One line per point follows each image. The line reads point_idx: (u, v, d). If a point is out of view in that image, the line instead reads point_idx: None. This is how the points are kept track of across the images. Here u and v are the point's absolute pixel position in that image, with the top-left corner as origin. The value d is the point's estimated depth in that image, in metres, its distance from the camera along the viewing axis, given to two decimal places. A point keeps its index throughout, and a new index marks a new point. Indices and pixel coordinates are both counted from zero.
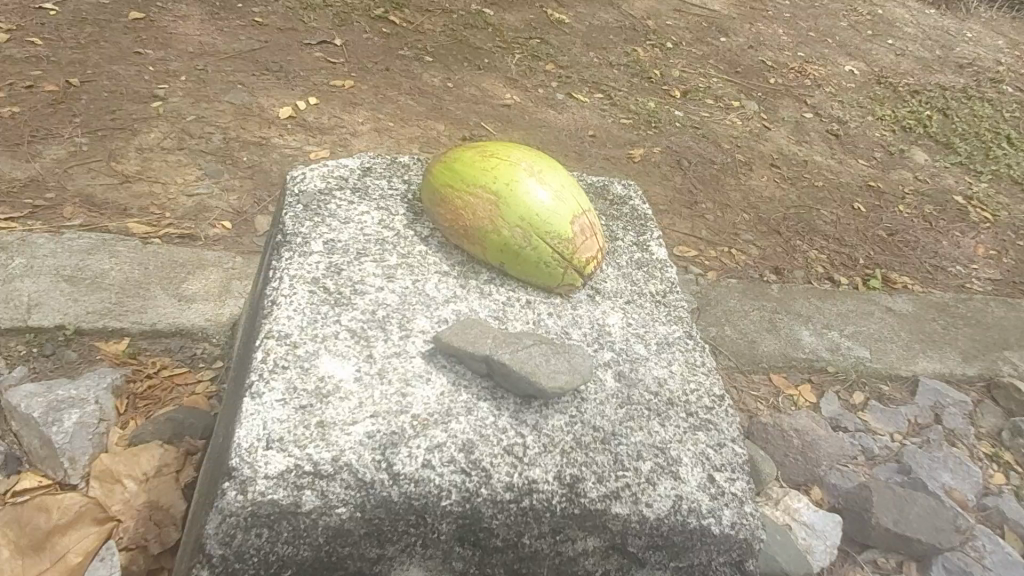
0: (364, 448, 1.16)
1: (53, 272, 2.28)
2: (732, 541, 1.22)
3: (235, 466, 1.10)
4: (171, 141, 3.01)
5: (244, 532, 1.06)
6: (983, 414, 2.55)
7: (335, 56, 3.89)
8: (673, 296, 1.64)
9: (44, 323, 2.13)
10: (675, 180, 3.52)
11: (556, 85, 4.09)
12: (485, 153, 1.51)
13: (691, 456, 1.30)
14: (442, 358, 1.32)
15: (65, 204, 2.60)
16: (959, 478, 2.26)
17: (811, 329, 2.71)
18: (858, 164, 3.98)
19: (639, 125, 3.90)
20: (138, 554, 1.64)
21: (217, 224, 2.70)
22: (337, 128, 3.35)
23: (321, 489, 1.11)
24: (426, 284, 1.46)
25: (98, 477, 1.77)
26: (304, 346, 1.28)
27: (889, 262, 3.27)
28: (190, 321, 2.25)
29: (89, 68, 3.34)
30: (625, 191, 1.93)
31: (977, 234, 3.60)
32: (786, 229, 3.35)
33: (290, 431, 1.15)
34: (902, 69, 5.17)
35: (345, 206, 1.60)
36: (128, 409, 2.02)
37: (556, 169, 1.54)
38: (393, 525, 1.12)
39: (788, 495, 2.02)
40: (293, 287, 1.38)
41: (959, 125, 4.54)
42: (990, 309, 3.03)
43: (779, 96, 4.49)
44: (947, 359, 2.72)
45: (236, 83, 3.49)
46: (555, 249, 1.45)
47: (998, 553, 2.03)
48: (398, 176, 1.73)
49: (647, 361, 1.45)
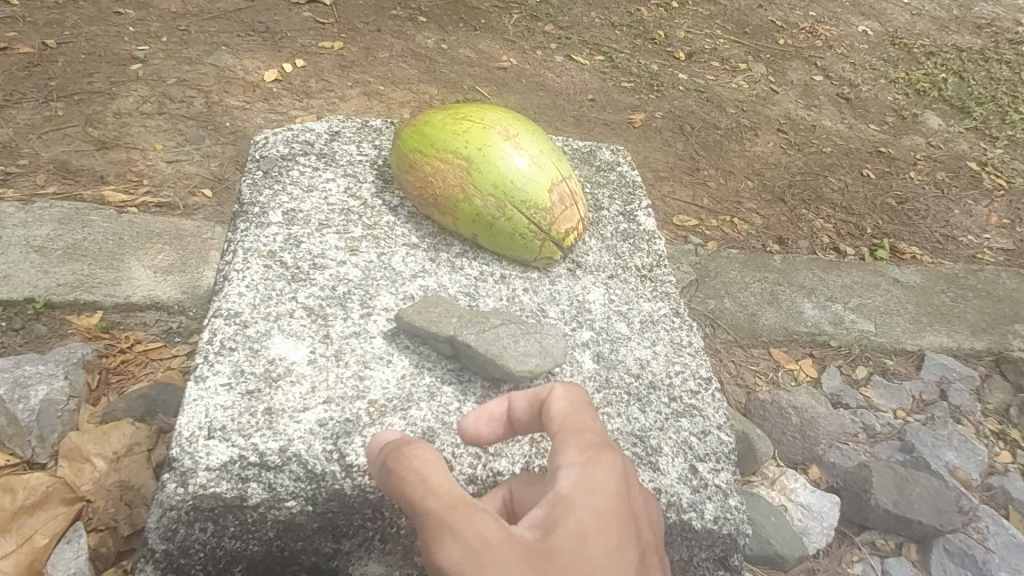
0: (315, 438, 1.07)
1: (23, 242, 2.19)
2: (715, 537, 1.15)
3: (174, 456, 1.02)
4: (150, 106, 2.89)
5: (187, 527, 1.00)
6: (990, 389, 2.44)
7: (324, 16, 3.73)
8: (660, 271, 1.53)
9: (12, 296, 2.04)
10: (677, 146, 3.37)
11: (556, 47, 3.91)
12: (456, 115, 1.39)
13: (672, 445, 1.21)
14: (405, 339, 1.23)
15: (40, 172, 2.49)
16: (964, 457, 2.16)
17: (814, 301, 2.60)
18: (868, 130, 3.82)
19: (640, 88, 3.73)
20: (108, 535, 1.51)
21: (197, 192, 2.59)
22: (325, 92, 3.21)
23: (267, 481, 1.03)
24: (393, 257, 1.37)
25: (65, 456, 1.64)
26: (254, 326, 1.19)
27: (897, 231, 3.13)
28: (166, 293, 2.15)
29: (66, 29, 3.20)
30: (614, 156, 1.81)
31: (991, 202, 3.45)
32: (791, 197, 3.21)
33: (233, 419, 1.06)
34: (918, 30, 4.94)
35: (309, 172, 1.50)
36: (100, 384, 1.92)
37: (534, 132, 1.42)
38: (347, 519, 1.05)
39: (785, 474, 1.92)
40: (246, 260, 1.28)
41: (975, 88, 4.34)
42: (1002, 281, 2.91)
43: (788, 57, 4.30)
44: (955, 333, 2.61)
45: (220, 45, 3.34)
46: (530, 221, 1.34)
47: (1002, 535, 1.95)
48: (368, 141, 1.63)
49: (631, 340, 1.36)
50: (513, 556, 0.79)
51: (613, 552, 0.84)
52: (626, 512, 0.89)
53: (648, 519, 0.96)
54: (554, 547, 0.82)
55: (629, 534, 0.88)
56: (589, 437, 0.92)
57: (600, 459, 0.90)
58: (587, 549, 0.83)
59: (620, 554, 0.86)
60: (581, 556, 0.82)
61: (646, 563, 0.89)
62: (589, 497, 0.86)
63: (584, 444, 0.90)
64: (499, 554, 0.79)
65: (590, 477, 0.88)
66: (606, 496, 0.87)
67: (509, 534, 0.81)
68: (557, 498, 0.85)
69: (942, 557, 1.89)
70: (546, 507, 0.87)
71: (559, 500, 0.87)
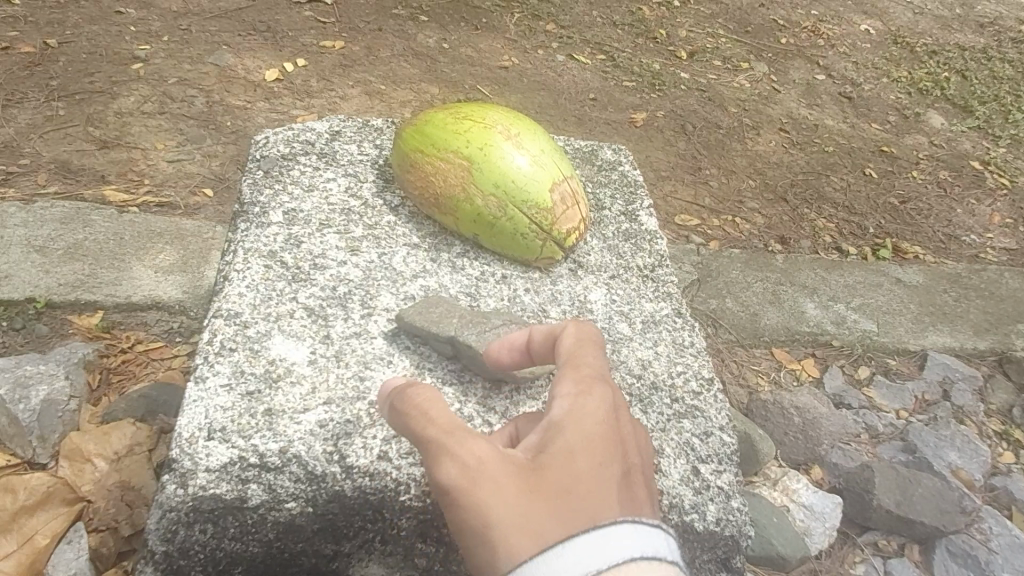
0: (315, 439, 1.07)
1: (24, 242, 2.19)
2: (717, 539, 1.14)
3: (174, 458, 1.01)
4: (151, 105, 2.89)
5: (187, 528, 0.99)
6: (993, 390, 2.44)
7: (325, 15, 3.72)
8: (662, 270, 1.52)
9: (13, 296, 2.04)
10: (679, 145, 3.37)
11: (557, 47, 3.90)
12: (457, 115, 1.39)
13: (674, 447, 1.21)
14: (405, 339, 1.23)
15: (40, 171, 2.49)
16: (967, 457, 2.15)
17: (816, 301, 2.59)
18: (870, 129, 3.81)
19: (642, 88, 3.72)
20: (109, 535, 1.50)
21: (197, 191, 2.58)
22: (326, 91, 3.21)
23: (267, 483, 1.03)
24: (394, 257, 1.37)
25: (66, 457, 1.64)
26: (254, 326, 1.18)
27: (900, 230, 3.13)
28: (167, 293, 2.15)
29: (67, 29, 3.20)
30: (615, 156, 1.81)
31: (993, 202, 3.44)
32: (793, 196, 3.20)
33: (233, 420, 1.06)
34: (920, 29, 4.93)
35: (310, 171, 1.50)
36: (101, 384, 1.92)
37: (535, 132, 1.42)
38: (348, 521, 1.05)
39: (787, 475, 1.92)
40: (246, 260, 1.28)
41: (978, 87, 4.33)
42: (1005, 280, 2.90)
43: (790, 56, 4.29)
44: (957, 333, 2.60)
45: (221, 44, 3.34)
46: (532, 221, 1.34)
47: (1005, 536, 1.94)
48: (368, 140, 1.62)
49: (632, 340, 1.35)
50: (504, 473, 0.85)
51: (602, 470, 0.87)
52: (619, 440, 0.92)
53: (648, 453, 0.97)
54: (543, 466, 0.86)
55: (621, 458, 0.90)
56: (587, 369, 0.95)
57: (592, 389, 0.93)
58: (575, 470, 0.86)
59: (610, 476, 0.87)
60: (568, 472, 0.86)
61: (641, 487, 0.90)
62: (579, 422, 0.90)
63: (578, 375, 0.93)
64: (488, 471, 0.85)
65: (583, 405, 0.91)
66: (597, 422, 0.90)
67: (502, 456, 0.86)
68: (547, 422, 0.89)
69: (945, 557, 1.88)
70: (539, 432, 0.91)
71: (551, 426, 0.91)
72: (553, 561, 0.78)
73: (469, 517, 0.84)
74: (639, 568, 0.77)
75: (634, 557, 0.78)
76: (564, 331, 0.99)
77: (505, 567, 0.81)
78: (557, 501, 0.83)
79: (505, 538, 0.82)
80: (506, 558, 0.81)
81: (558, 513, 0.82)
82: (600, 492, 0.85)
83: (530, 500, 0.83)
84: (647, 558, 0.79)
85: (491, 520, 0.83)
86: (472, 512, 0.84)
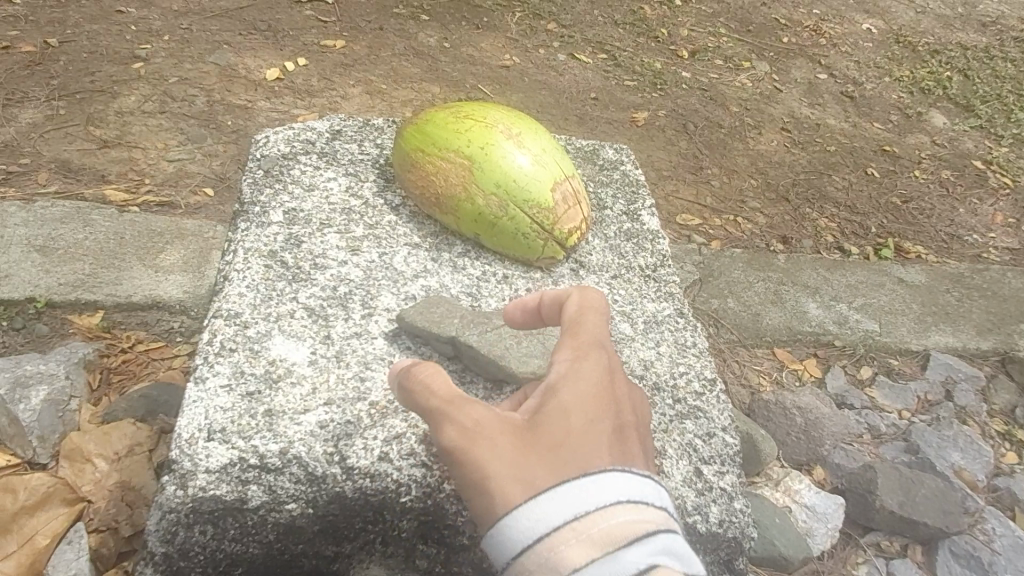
0: (315, 440, 1.06)
1: (25, 242, 2.18)
2: (720, 540, 1.14)
3: (174, 458, 1.01)
4: (152, 104, 2.88)
5: (187, 529, 0.99)
6: (995, 390, 2.43)
7: (326, 14, 3.72)
8: (664, 270, 1.52)
9: (13, 296, 2.03)
10: (681, 145, 3.36)
11: (558, 46, 3.89)
12: (459, 114, 1.38)
13: (677, 448, 1.20)
14: (406, 339, 1.22)
15: (41, 171, 2.48)
16: (970, 458, 2.14)
17: (818, 301, 2.58)
18: (872, 128, 3.80)
19: (643, 87, 3.72)
20: (109, 536, 1.50)
21: (198, 191, 2.58)
22: (327, 91, 3.20)
23: (267, 484, 1.02)
24: (395, 256, 1.36)
25: (67, 457, 1.63)
26: (255, 326, 1.18)
27: (902, 230, 3.12)
28: (167, 293, 2.15)
29: (68, 28, 3.20)
30: (616, 155, 1.80)
31: (996, 201, 3.43)
32: (795, 196, 3.19)
33: (233, 421, 1.06)
34: (923, 28, 4.91)
35: (310, 171, 1.49)
36: (101, 384, 1.91)
37: (536, 131, 1.41)
38: (348, 521, 1.05)
39: (789, 475, 1.91)
40: (246, 260, 1.27)
41: (980, 86, 4.32)
42: (1008, 280, 2.89)
43: (792, 56, 4.28)
44: (960, 333, 2.59)
45: (221, 43, 3.33)
46: (533, 220, 1.33)
47: (1008, 537, 1.94)
48: (369, 139, 1.62)
49: (634, 341, 1.34)
50: (500, 431, 0.90)
51: (594, 425, 0.90)
52: (613, 401, 0.96)
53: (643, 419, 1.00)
54: (538, 423, 0.91)
55: (614, 416, 0.94)
56: (583, 338, 1.00)
57: (587, 358, 0.98)
58: (567, 425, 0.90)
59: (602, 430, 0.90)
60: (560, 426, 0.89)
61: (634, 445, 0.93)
62: (572, 384, 0.94)
63: (574, 343, 0.99)
64: (486, 429, 0.90)
65: (577, 369, 0.96)
66: (590, 384, 0.94)
67: (500, 417, 0.92)
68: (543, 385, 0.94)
69: (948, 558, 1.87)
70: (536, 396, 0.96)
71: (548, 390, 0.95)
72: (543, 503, 0.81)
73: (468, 472, 0.88)
74: (622, 509, 0.79)
75: (620, 500, 0.80)
76: (564, 303, 1.06)
77: (499, 516, 0.84)
78: (550, 452, 0.87)
79: (500, 487, 0.85)
80: (500, 505, 0.84)
81: (549, 463, 0.86)
82: (590, 443, 0.88)
83: (524, 451, 0.87)
84: (633, 502, 0.81)
85: (487, 473, 0.87)
86: (471, 468, 0.89)
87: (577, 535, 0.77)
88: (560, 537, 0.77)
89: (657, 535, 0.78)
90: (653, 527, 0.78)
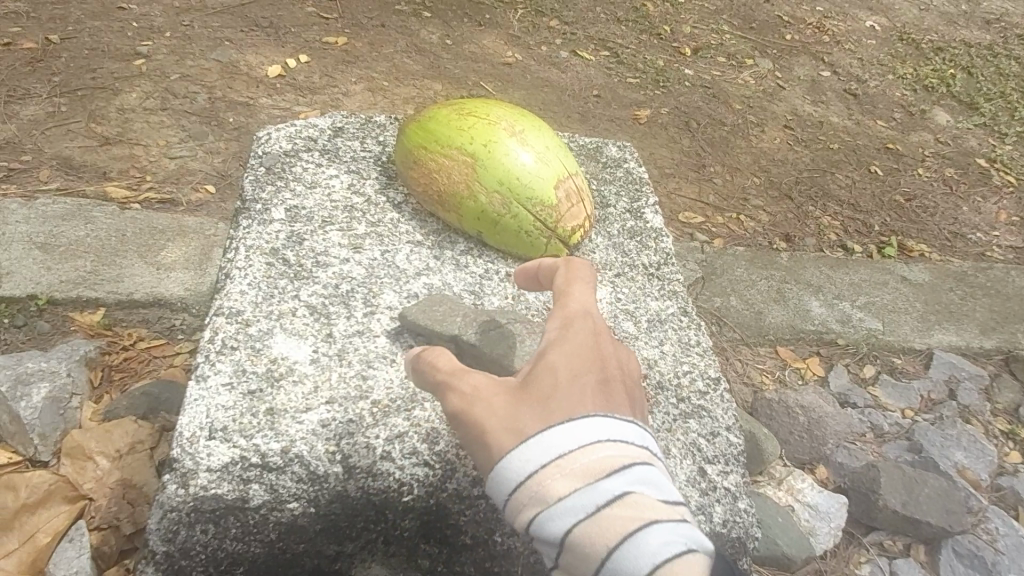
0: (318, 439, 1.06)
1: (26, 239, 2.18)
2: (724, 540, 1.13)
3: (175, 457, 1.00)
4: (153, 101, 2.88)
5: (188, 528, 0.98)
6: (999, 389, 2.42)
7: (327, 11, 3.70)
8: (668, 268, 1.51)
9: (15, 293, 2.03)
10: (683, 142, 3.35)
11: (560, 43, 3.88)
12: (461, 111, 1.38)
13: (681, 448, 1.19)
14: (409, 337, 1.22)
15: (42, 168, 2.48)
16: (974, 457, 2.13)
17: (821, 299, 2.57)
18: (875, 126, 3.78)
19: (646, 84, 3.70)
20: (110, 534, 1.48)
21: (199, 188, 2.57)
22: (328, 88, 3.19)
23: (269, 483, 1.02)
24: (397, 254, 1.35)
25: (68, 454, 1.63)
26: (256, 324, 1.17)
27: (905, 228, 3.10)
28: (168, 290, 2.14)
29: (70, 25, 3.19)
30: (619, 153, 1.79)
31: (1000, 199, 3.42)
32: (798, 194, 3.18)
33: (235, 419, 1.05)
34: (927, 25, 4.89)
35: (312, 168, 1.48)
36: (102, 382, 1.90)
37: (539, 128, 1.40)
38: (350, 521, 1.05)
39: (791, 474, 1.90)
40: (248, 258, 1.27)
41: (984, 83, 4.30)
42: (1012, 278, 2.87)
43: (795, 53, 4.27)
44: (963, 332, 2.58)
45: (223, 40, 3.32)
46: (536, 218, 1.32)
47: (1011, 536, 1.93)
48: (371, 136, 1.61)
49: (638, 340, 1.34)
50: (494, 391, 0.92)
51: (581, 379, 0.92)
52: (601, 359, 0.96)
53: (636, 376, 1.00)
54: (527, 382, 0.92)
55: (602, 371, 0.94)
56: (572, 307, 1.03)
57: (575, 322, 1.00)
58: (555, 378, 0.91)
59: (588, 382, 0.92)
60: (547, 382, 0.91)
61: (622, 395, 0.93)
62: (560, 345, 0.96)
63: (562, 311, 1.02)
64: (481, 391, 0.93)
65: (566, 333, 0.98)
66: (577, 344, 0.96)
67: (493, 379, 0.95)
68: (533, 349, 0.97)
69: (951, 558, 1.87)
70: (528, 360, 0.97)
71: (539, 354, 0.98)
72: (531, 447, 0.84)
73: (463, 431, 0.91)
74: (602, 448, 0.83)
75: (600, 438, 0.84)
76: (555, 277, 1.09)
77: (493, 468, 0.87)
78: (538, 405, 0.89)
79: (492, 439, 0.88)
80: (492, 456, 0.87)
81: (538, 415, 0.88)
82: (575, 394, 0.90)
83: (514, 406, 0.89)
84: (613, 442, 0.85)
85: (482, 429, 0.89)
86: (468, 427, 0.91)
87: (561, 470, 0.82)
88: (546, 473, 0.82)
89: (634, 467, 0.82)
90: (630, 460, 0.83)
